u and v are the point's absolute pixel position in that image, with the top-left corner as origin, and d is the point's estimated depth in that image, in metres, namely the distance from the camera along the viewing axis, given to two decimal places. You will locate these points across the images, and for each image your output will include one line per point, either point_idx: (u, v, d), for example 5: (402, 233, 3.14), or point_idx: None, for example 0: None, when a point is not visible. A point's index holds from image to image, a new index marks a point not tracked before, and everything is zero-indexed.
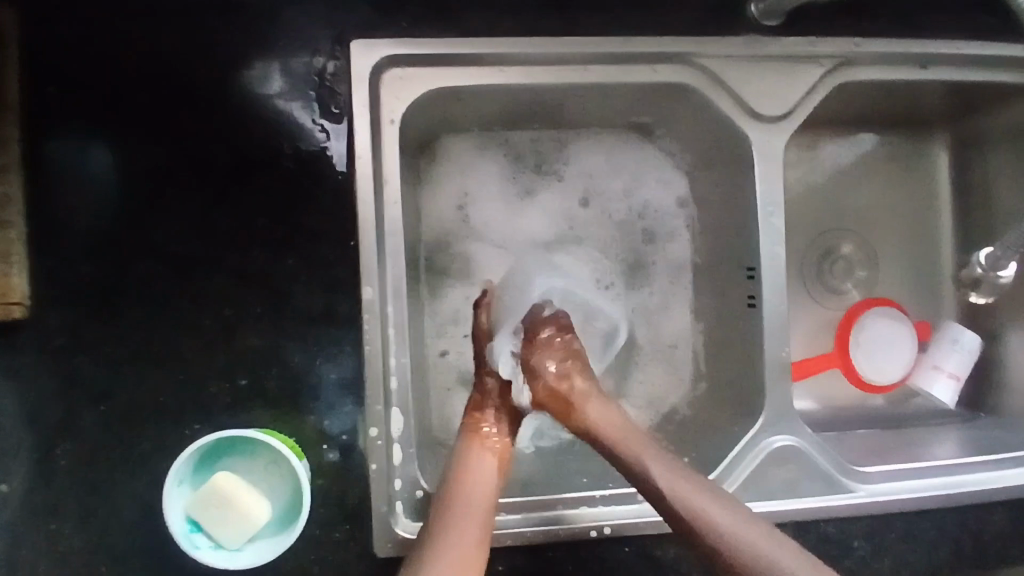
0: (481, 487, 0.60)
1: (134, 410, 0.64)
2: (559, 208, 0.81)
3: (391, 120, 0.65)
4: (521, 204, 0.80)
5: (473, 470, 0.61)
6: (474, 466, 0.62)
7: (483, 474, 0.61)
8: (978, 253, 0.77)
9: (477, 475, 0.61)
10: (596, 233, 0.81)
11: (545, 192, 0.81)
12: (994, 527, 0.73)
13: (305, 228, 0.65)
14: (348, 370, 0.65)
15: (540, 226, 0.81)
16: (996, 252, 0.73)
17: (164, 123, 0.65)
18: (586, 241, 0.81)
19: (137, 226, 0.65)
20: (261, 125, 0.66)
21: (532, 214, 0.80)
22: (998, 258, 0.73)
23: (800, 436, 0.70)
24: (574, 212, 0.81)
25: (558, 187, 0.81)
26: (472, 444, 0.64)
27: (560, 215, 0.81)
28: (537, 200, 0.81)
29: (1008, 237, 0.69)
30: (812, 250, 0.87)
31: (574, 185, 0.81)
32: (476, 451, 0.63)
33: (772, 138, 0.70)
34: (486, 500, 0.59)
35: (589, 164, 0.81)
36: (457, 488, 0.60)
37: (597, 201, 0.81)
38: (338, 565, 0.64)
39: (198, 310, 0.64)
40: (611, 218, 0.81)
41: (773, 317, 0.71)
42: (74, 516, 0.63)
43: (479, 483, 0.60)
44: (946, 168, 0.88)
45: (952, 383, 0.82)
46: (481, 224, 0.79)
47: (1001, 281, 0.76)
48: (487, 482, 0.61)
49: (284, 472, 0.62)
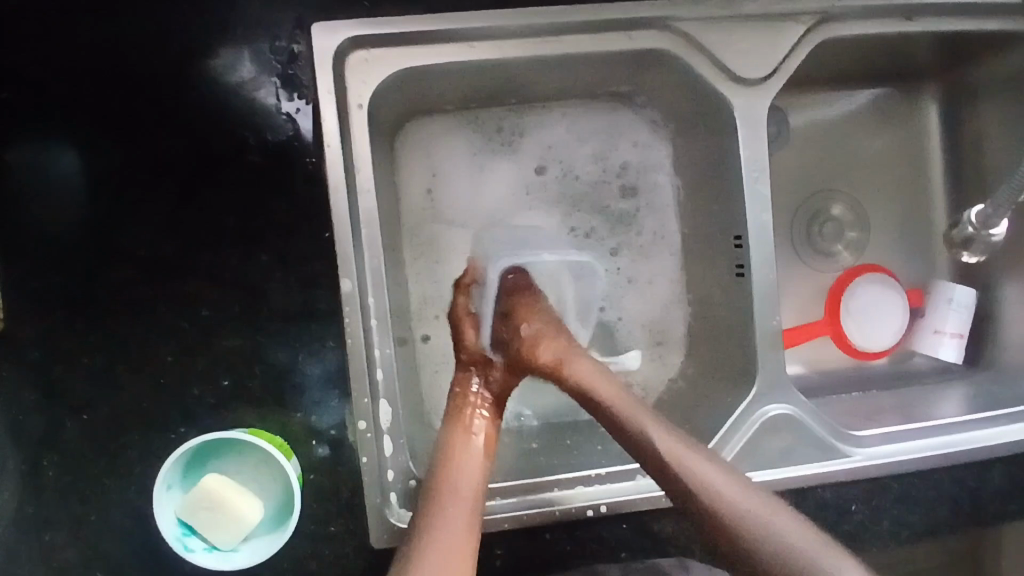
0: (469, 474, 0.61)
1: (118, 418, 0.63)
2: (515, 177, 0.81)
3: (359, 104, 0.63)
4: (479, 175, 0.80)
5: (459, 460, 0.62)
6: (459, 463, 0.62)
7: (467, 460, 0.62)
8: (967, 214, 0.76)
9: (463, 459, 0.62)
10: (552, 197, 0.81)
11: (500, 163, 0.80)
12: (993, 483, 0.72)
13: (277, 222, 0.63)
14: (332, 364, 0.64)
15: (499, 199, 0.80)
16: (985, 212, 0.72)
17: (123, 119, 0.63)
18: (545, 208, 0.81)
19: (105, 230, 0.63)
20: (225, 117, 0.63)
21: (496, 180, 0.80)
22: (990, 216, 0.71)
23: (794, 403, 0.69)
24: (530, 179, 0.81)
25: (512, 156, 0.80)
26: (455, 428, 0.65)
27: (517, 184, 0.81)
28: (491, 172, 0.80)
29: (998, 193, 0.68)
30: (801, 212, 0.86)
31: (530, 155, 0.81)
32: (460, 433, 0.64)
33: (754, 102, 0.68)
34: (476, 483, 0.61)
35: (550, 137, 0.80)
36: (444, 475, 0.61)
37: (555, 168, 0.81)
38: (336, 558, 0.64)
39: (175, 312, 0.63)
40: (578, 186, 0.81)
41: (761, 285, 0.69)
42: (67, 527, 0.62)
43: (466, 469, 0.61)
44: (934, 120, 0.86)
45: (955, 342, 0.83)
46: (447, 205, 0.80)
47: (992, 240, 0.76)
48: (472, 467, 0.62)
49: (274, 472, 0.62)
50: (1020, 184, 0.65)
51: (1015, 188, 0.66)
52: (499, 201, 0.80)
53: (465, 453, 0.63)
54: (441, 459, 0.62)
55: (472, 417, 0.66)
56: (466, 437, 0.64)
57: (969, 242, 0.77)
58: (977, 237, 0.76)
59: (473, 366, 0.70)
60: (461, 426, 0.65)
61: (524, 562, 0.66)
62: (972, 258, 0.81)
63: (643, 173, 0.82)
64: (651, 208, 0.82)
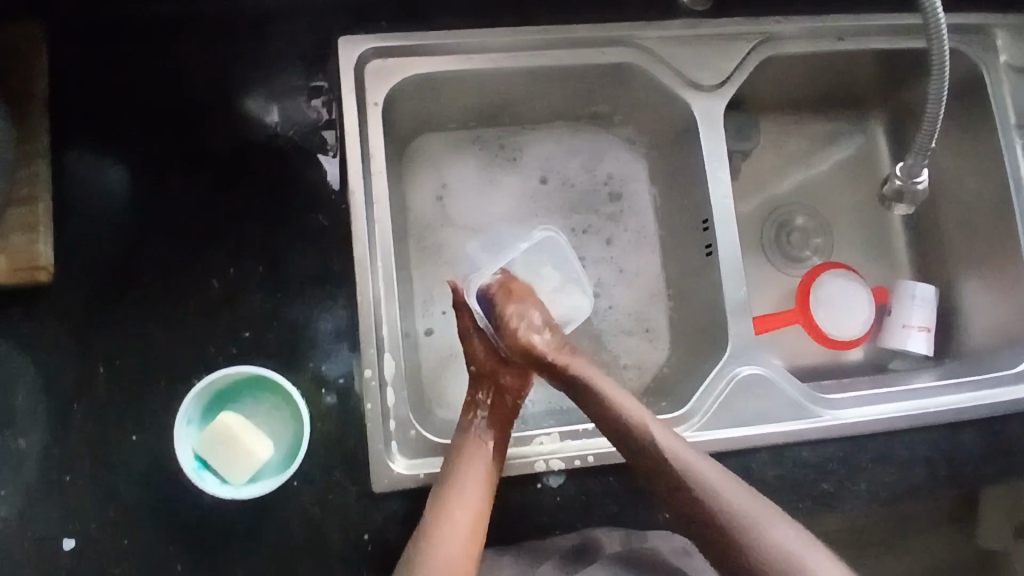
0: (473, 479, 0.65)
1: (146, 366, 0.69)
2: (520, 187, 0.91)
3: (375, 103, 0.75)
4: (486, 188, 0.91)
5: (467, 464, 0.66)
6: (466, 472, 0.65)
7: (473, 467, 0.65)
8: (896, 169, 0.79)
9: (471, 466, 0.65)
10: (557, 204, 0.91)
11: (505, 176, 0.91)
12: (967, 447, 0.75)
13: (297, 198, 0.74)
14: (342, 320, 0.71)
15: (508, 204, 0.91)
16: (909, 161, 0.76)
17: (176, 112, 0.75)
18: (546, 213, 0.91)
19: (151, 202, 0.73)
20: (260, 112, 0.75)
21: (498, 194, 0.91)
22: (913, 165, 0.76)
23: (765, 365, 0.75)
24: (534, 188, 0.91)
25: (516, 169, 0.91)
26: (466, 439, 0.68)
27: (523, 194, 0.91)
28: (500, 183, 0.91)
29: (914, 145, 0.74)
30: (769, 223, 0.96)
31: (531, 167, 0.92)
32: (470, 444, 0.67)
33: (711, 103, 0.80)
34: (482, 486, 0.64)
35: (547, 153, 0.92)
36: (452, 482, 0.65)
37: (555, 179, 0.92)
38: (338, 504, 0.67)
39: (207, 271, 0.71)
40: (576, 193, 0.92)
41: (728, 260, 0.78)
42: (87, 469, 0.67)
43: (473, 474, 0.65)
44: (882, 139, 0.97)
45: (924, 334, 0.89)
46: (456, 214, 0.90)
47: (920, 194, 0.78)
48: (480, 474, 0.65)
49: (286, 415, 0.68)
50: (933, 127, 0.71)
51: (926, 138, 0.72)
52: (505, 208, 0.91)
53: (472, 462, 0.66)
54: (450, 467, 0.66)
55: (480, 427, 0.69)
56: (478, 443, 0.67)
57: (899, 194, 0.78)
58: (906, 189, 0.78)
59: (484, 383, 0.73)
60: (471, 437, 0.68)
61: (517, 514, 0.70)
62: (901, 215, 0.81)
63: (626, 182, 0.92)
64: (634, 211, 0.91)
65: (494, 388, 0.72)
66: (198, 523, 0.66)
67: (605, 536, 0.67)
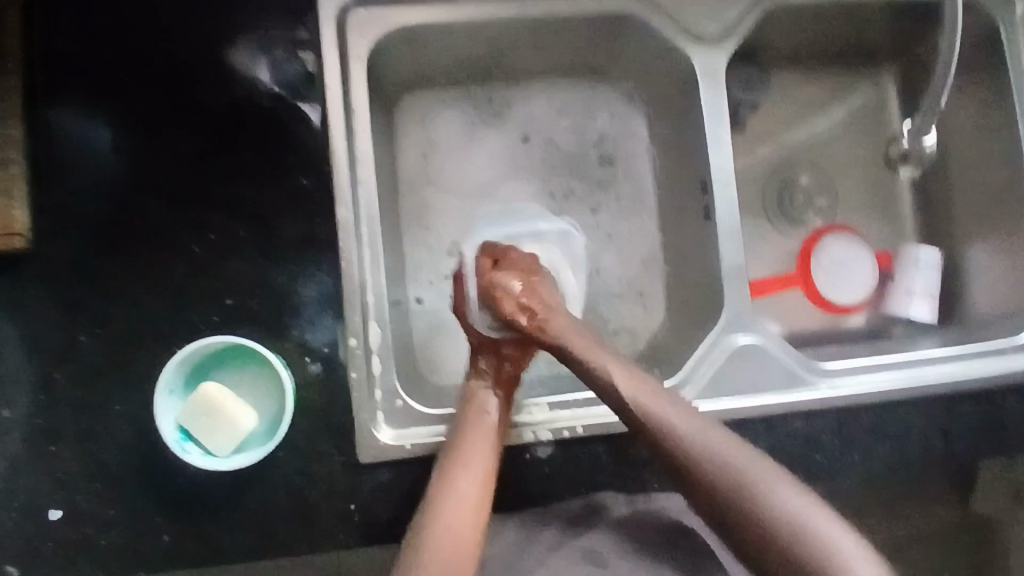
0: (477, 448, 0.63)
1: (128, 335, 0.67)
2: (501, 146, 0.88)
3: (357, 56, 0.71)
4: (469, 147, 0.87)
5: (471, 434, 0.64)
6: (469, 440, 0.64)
7: (476, 437, 0.64)
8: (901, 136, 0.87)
9: (473, 435, 0.64)
10: (532, 164, 0.88)
11: (485, 133, 0.88)
12: (962, 418, 0.74)
13: (278, 159, 0.70)
14: (327, 287, 0.69)
15: (488, 163, 0.88)
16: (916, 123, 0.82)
17: (149, 67, 0.70)
18: (527, 175, 0.88)
19: (130, 165, 0.69)
20: (238, 65, 0.71)
21: (479, 154, 0.87)
22: (920, 125, 0.81)
23: (760, 334, 0.73)
24: (514, 147, 0.88)
25: (499, 127, 0.88)
26: (468, 410, 0.66)
27: (504, 153, 0.88)
28: (480, 142, 0.88)
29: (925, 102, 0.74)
30: (770, 183, 0.92)
31: (514, 124, 0.88)
32: (472, 414, 0.66)
33: (713, 57, 0.75)
34: (487, 457, 0.63)
35: (529, 110, 0.88)
36: (456, 450, 0.63)
37: (538, 138, 0.88)
38: (326, 472, 0.68)
39: (186, 235, 0.69)
40: (559, 154, 0.88)
41: (726, 225, 0.75)
42: (73, 438, 0.67)
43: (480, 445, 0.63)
44: (894, 96, 0.93)
45: (927, 301, 0.87)
46: (439, 176, 0.87)
47: (928, 152, 0.85)
48: (488, 444, 0.64)
49: (271, 385, 0.67)
50: (945, 82, 0.73)
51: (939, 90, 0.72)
52: (487, 168, 0.88)
53: (479, 431, 0.65)
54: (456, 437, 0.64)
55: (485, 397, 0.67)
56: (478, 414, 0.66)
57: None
58: (912, 151, 0.85)
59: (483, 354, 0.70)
60: (472, 406, 0.67)
61: (506, 482, 0.70)
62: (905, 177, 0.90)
63: (618, 143, 0.89)
64: (627, 174, 0.89)
65: (494, 360, 0.70)
66: (188, 490, 0.67)
67: (612, 502, 0.68)
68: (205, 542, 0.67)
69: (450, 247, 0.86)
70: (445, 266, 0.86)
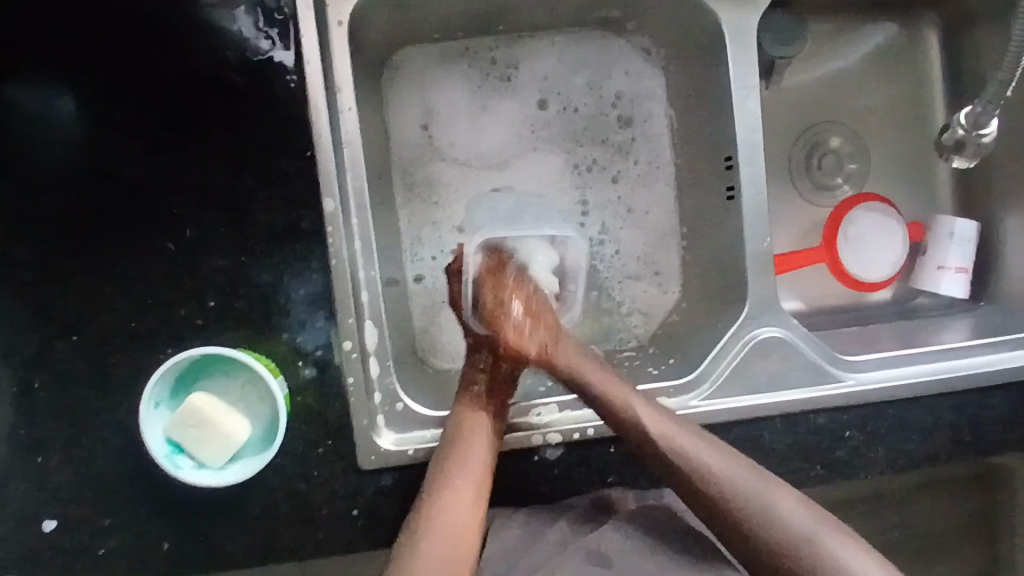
0: (477, 447, 0.59)
1: (107, 340, 0.63)
2: (517, 112, 0.80)
3: (339, 22, 0.63)
4: (480, 117, 0.79)
5: (470, 432, 0.60)
6: (468, 439, 0.60)
7: (475, 436, 0.60)
8: (958, 115, 0.70)
9: (472, 433, 0.60)
10: (556, 132, 0.81)
11: (499, 98, 0.80)
12: (993, 410, 0.70)
13: (255, 142, 0.63)
14: (317, 285, 0.63)
15: (504, 134, 0.80)
16: (976, 109, 0.67)
17: (105, 40, 0.62)
18: (548, 146, 0.81)
19: (94, 152, 0.63)
20: (205, 34, 0.62)
21: (491, 125, 0.80)
22: (982, 113, 0.66)
23: (784, 327, 0.68)
24: (533, 115, 0.80)
25: (511, 92, 0.80)
26: (467, 407, 0.63)
27: (521, 120, 0.80)
28: (493, 110, 0.80)
29: (985, 93, 0.65)
30: (799, 146, 0.86)
31: (528, 89, 0.80)
32: (471, 412, 0.62)
33: (745, 14, 0.66)
34: (485, 458, 0.59)
35: (545, 69, 0.80)
36: (452, 448, 0.59)
37: (556, 101, 0.80)
38: (325, 480, 0.64)
39: (161, 232, 0.63)
40: (579, 118, 0.81)
41: (752, 206, 0.68)
42: (58, 449, 0.63)
43: (477, 447, 0.59)
44: (934, 47, 0.85)
45: (959, 276, 0.81)
46: (447, 147, 0.79)
47: (985, 142, 0.69)
48: (484, 447, 0.60)
49: (263, 392, 0.63)
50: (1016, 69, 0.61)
51: (1003, 85, 0.62)
52: (502, 140, 0.80)
53: (477, 430, 0.61)
54: (451, 436, 0.60)
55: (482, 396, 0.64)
56: (476, 413, 0.62)
57: (960, 145, 0.70)
58: (968, 140, 0.69)
59: (482, 346, 0.67)
60: (471, 404, 0.63)
61: (516, 486, 0.67)
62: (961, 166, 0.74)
63: (638, 102, 0.81)
64: (646, 137, 0.81)
65: (491, 356, 0.66)
66: (180, 501, 0.64)
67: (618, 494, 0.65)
68: (202, 552, 0.64)
69: (462, 223, 0.80)
70: (449, 245, 0.80)
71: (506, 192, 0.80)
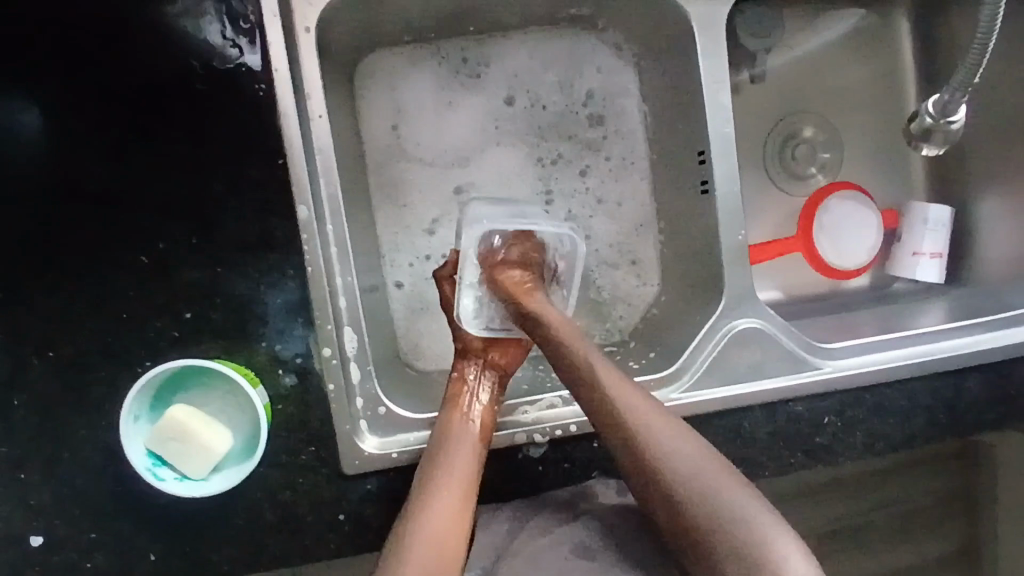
0: (463, 457, 0.59)
1: (84, 354, 0.63)
2: (482, 109, 0.80)
3: (306, 28, 0.62)
4: (444, 112, 0.79)
5: (456, 442, 0.60)
6: (455, 450, 0.59)
7: (461, 446, 0.60)
8: (927, 104, 0.71)
9: (459, 443, 0.60)
10: (520, 128, 0.81)
11: (464, 95, 0.80)
12: (969, 392, 0.72)
13: (226, 152, 0.63)
14: (294, 293, 0.63)
15: (469, 130, 0.80)
16: (944, 97, 0.68)
17: (71, 53, 0.62)
18: (512, 140, 0.81)
19: (62, 166, 0.62)
20: (171, 44, 0.62)
21: (456, 120, 0.80)
22: (949, 101, 0.68)
23: (761, 318, 0.69)
24: (498, 110, 0.80)
25: (478, 88, 0.80)
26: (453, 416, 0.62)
27: (484, 117, 0.80)
28: (458, 106, 0.80)
29: (952, 80, 0.65)
30: (774, 135, 0.86)
31: (494, 85, 0.80)
32: (457, 421, 0.62)
33: (714, 10, 0.67)
34: (473, 467, 0.59)
35: (513, 67, 0.80)
36: (439, 458, 0.59)
37: (522, 98, 0.81)
38: (309, 487, 0.64)
39: (133, 245, 0.63)
40: (546, 114, 0.81)
41: (726, 200, 0.69)
42: (39, 465, 0.63)
43: (461, 453, 0.59)
44: (906, 35, 0.86)
45: (935, 261, 0.83)
46: (412, 145, 0.79)
47: (952, 130, 0.71)
48: (468, 452, 0.60)
49: (242, 401, 0.63)
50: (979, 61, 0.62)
51: (969, 72, 0.63)
52: (466, 135, 0.80)
53: (464, 440, 0.60)
54: (438, 446, 0.60)
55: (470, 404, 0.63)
56: (462, 421, 0.62)
57: (929, 133, 0.72)
58: (936, 128, 0.71)
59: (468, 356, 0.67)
60: (456, 413, 0.63)
61: (500, 484, 0.67)
62: (931, 153, 0.75)
63: (610, 99, 0.81)
64: (618, 133, 0.82)
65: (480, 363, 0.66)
66: (164, 514, 0.64)
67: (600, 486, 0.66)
68: (188, 564, 0.64)
69: (430, 225, 0.80)
70: (424, 247, 0.80)
71: (469, 188, 0.80)
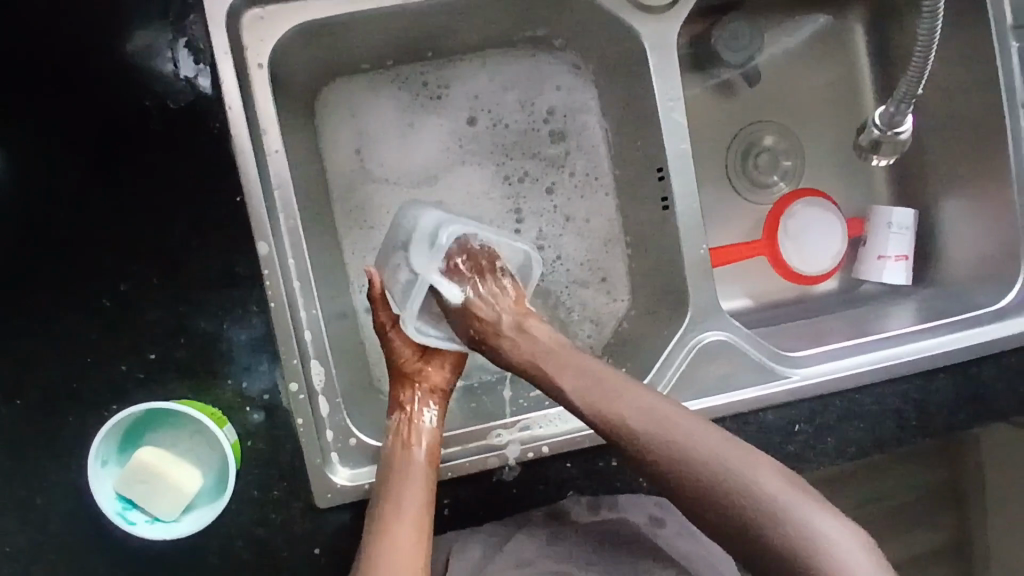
0: (411, 491, 0.60)
1: (50, 400, 0.63)
2: (446, 132, 0.81)
3: (258, 64, 0.64)
4: (408, 137, 0.80)
5: (401, 478, 0.61)
6: (400, 487, 0.60)
7: (408, 481, 0.61)
8: (872, 117, 0.72)
9: (405, 478, 0.61)
10: (484, 147, 0.81)
11: (428, 117, 0.80)
12: (938, 393, 0.72)
13: (183, 191, 0.63)
14: (257, 329, 0.63)
15: (433, 152, 0.80)
16: (888, 110, 0.69)
17: (23, 99, 0.62)
18: (477, 159, 0.81)
19: (20, 212, 0.62)
20: (124, 86, 0.62)
21: (418, 145, 0.80)
22: (895, 113, 0.69)
23: (726, 329, 0.70)
24: (462, 131, 0.81)
25: (439, 109, 0.80)
26: (395, 448, 0.63)
27: (448, 140, 0.81)
28: (422, 129, 0.80)
29: (897, 93, 0.67)
30: (733, 147, 0.87)
31: (458, 106, 0.80)
32: (400, 451, 0.63)
33: (665, 29, 0.68)
34: (422, 500, 0.60)
35: (475, 89, 0.81)
36: (386, 498, 0.60)
37: (485, 118, 0.81)
38: (282, 522, 0.64)
39: (95, 286, 0.63)
40: (510, 133, 0.82)
41: (686, 214, 0.69)
42: (10, 513, 0.63)
43: (408, 489, 0.60)
44: (862, 40, 0.87)
45: (901, 264, 0.84)
46: (380, 172, 0.80)
47: (900, 141, 0.72)
48: (414, 487, 0.60)
49: (211, 439, 0.63)
50: (920, 73, 0.63)
51: (914, 82, 0.65)
52: (432, 157, 0.80)
53: (408, 473, 0.61)
54: (384, 484, 0.61)
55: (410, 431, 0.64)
56: (409, 452, 0.63)
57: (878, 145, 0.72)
58: (885, 139, 0.72)
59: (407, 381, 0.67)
60: (399, 443, 0.63)
61: (474, 506, 0.67)
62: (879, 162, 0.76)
63: (570, 116, 0.82)
64: (582, 149, 0.82)
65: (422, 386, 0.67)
66: (137, 555, 0.63)
67: (571, 502, 0.66)
68: None
69: None
70: None
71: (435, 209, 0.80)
